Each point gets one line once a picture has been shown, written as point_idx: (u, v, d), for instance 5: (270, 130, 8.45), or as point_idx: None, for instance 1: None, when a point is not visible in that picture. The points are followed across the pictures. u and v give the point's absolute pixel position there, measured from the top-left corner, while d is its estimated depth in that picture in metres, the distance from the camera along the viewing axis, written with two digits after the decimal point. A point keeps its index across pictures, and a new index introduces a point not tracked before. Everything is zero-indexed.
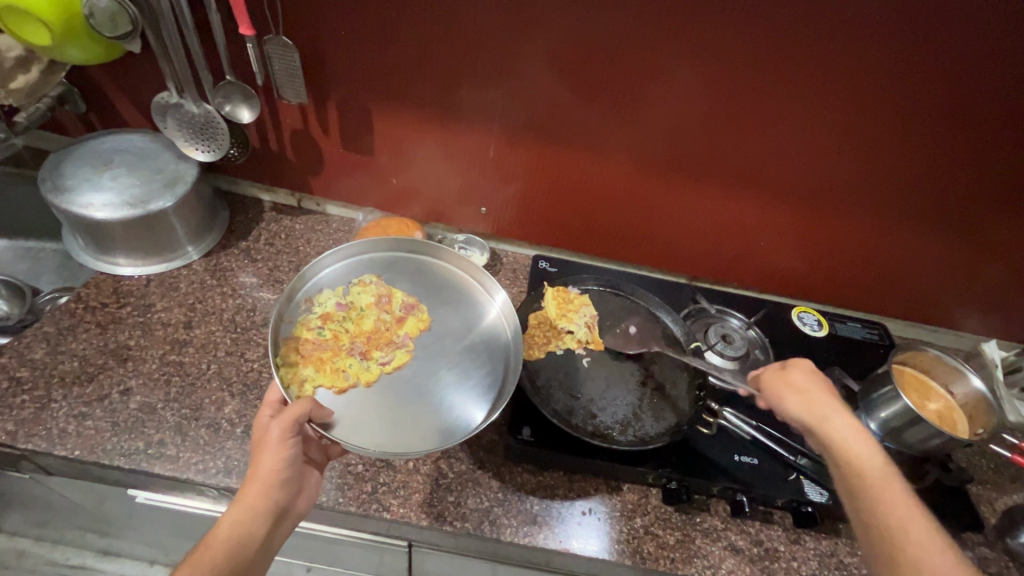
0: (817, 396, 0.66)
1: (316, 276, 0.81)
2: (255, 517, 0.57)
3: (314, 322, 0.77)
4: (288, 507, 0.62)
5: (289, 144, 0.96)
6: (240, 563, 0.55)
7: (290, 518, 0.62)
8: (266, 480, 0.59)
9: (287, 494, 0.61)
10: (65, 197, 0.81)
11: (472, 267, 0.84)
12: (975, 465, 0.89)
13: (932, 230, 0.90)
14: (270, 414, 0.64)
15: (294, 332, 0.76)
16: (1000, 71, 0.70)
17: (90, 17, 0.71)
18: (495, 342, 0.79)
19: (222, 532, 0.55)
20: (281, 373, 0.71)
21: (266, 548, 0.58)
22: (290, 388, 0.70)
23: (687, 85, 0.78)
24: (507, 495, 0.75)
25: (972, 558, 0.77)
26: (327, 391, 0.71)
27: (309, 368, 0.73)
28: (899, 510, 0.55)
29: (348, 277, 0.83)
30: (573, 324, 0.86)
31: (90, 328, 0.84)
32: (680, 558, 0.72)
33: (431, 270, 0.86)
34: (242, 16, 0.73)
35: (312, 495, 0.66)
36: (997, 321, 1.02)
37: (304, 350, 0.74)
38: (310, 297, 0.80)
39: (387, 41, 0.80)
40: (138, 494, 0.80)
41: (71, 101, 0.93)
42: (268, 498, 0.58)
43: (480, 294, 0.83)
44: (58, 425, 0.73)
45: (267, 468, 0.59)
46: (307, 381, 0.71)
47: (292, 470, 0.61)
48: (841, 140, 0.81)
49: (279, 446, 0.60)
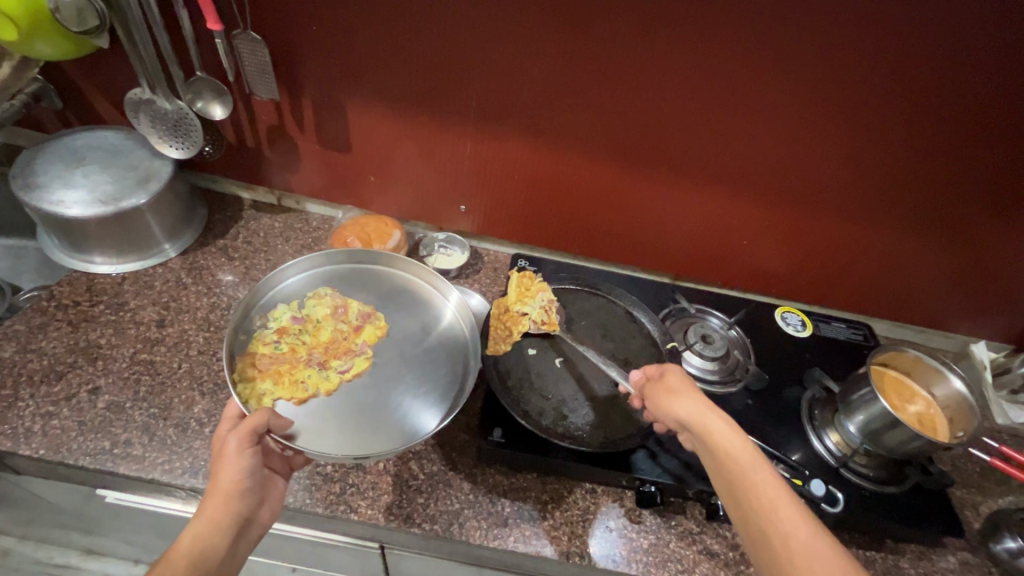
0: (690, 398, 0.63)
1: (278, 287, 0.82)
2: (216, 530, 0.55)
3: (269, 337, 0.77)
4: (251, 517, 0.60)
5: (266, 141, 0.95)
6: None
7: (255, 529, 0.61)
8: (226, 492, 0.57)
9: (249, 505, 0.59)
10: (37, 193, 0.81)
11: (427, 272, 0.85)
12: (959, 468, 0.87)
13: (910, 228, 0.89)
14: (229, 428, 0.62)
15: (250, 348, 0.75)
16: (979, 67, 0.69)
17: (55, 12, 0.69)
18: (455, 342, 0.80)
19: (182, 549, 0.53)
20: (238, 390, 0.70)
21: (232, 559, 0.57)
22: (248, 403, 0.68)
23: (653, 79, 0.77)
24: (478, 497, 0.74)
25: (953, 563, 0.76)
26: (287, 403, 0.70)
27: (267, 383, 0.71)
28: (771, 491, 0.54)
29: (305, 290, 0.83)
30: (528, 306, 0.84)
31: (62, 326, 0.83)
32: (653, 562, 0.71)
33: (387, 280, 0.86)
34: (209, 10, 0.72)
35: (277, 505, 0.64)
36: (986, 322, 1.00)
37: (261, 364, 0.73)
38: (265, 313, 0.79)
39: (358, 36, 0.79)
40: (108, 493, 0.79)
41: (47, 98, 0.92)
42: (229, 511, 0.57)
43: (435, 297, 0.84)
44: (23, 424, 0.73)
45: (228, 480, 0.58)
46: (265, 395, 0.70)
47: (253, 480, 0.60)
48: (811, 136, 0.80)
49: (237, 457, 0.59)
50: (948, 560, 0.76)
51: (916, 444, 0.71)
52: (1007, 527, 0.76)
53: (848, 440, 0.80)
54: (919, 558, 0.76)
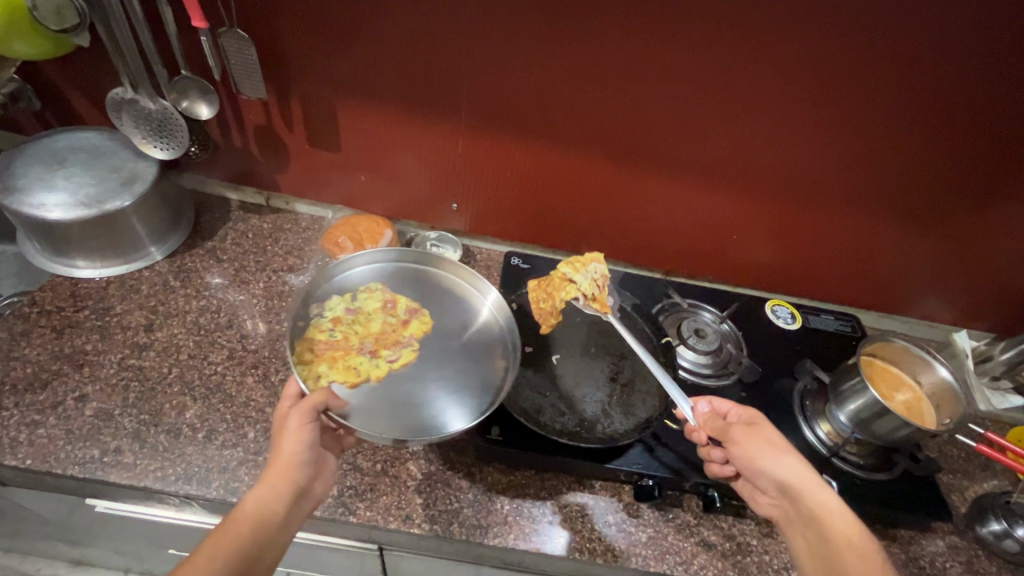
0: (790, 460, 0.65)
1: (342, 275, 0.83)
2: (276, 498, 0.56)
3: (325, 325, 0.77)
4: (308, 491, 0.60)
5: (253, 141, 0.94)
6: (262, 542, 0.54)
7: (308, 502, 0.61)
8: (287, 463, 0.58)
9: (307, 478, 0.59)
10: (16, 197, 0.78)
11: (467, 271, 0.85)
12: (945, 454, 0.89)
13: (902, 221, 0.91)
14: (290, 405, 0.61)
15: (308, 334, 0.76)
16: (971, 63, 0.70)
17: (33, 10, 0.68)
18: (491, 337, 0.79)
19: (248, 511, 0.55)
20: (298, 370, 0.71)
21: (286, 528, 0.57)
22: (307, 382, 0.70)
23: (648, 75, 0.77)
24: (477, 496, 0.74)
25: (941, 547, 0.78)
26: (340, 386, 0.71)
27: (324, 365, 0.73)
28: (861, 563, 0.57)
29: (360, 284, 0.83)
30: (580, 275, 0.87)
31: (46, 332, 0.81)
32: (652, 555, 0.72)
33: (431, 279, 0.86)
34: (193, 7, 0.71)
35: (329, 480, 0.64)
36: (969, 311, 1.03)
37: (317, 349, 0.74)
38: (321, 302, 0.80)
39: (347, 33, 0.78)
40: (98, 503, 0.77)
41: (25, 98, 0.90)
42: (287, 480, 0.57)
43: (475, 295, 0.84)
44: (8, 435, 0.71)
45: (288, 451, 0.58)
46: (322, 377, 0.71)
47: (313, 454, 0.60)
48: (805, 131, 0.81)
49: (298, 432, 0.59)
50: (937, 543, 0.78)
51: (904, 432, 0.73)
52: (992, 510, 0.79)
53: (839, 430, 0.81)
54: (910, 542, 0.78)
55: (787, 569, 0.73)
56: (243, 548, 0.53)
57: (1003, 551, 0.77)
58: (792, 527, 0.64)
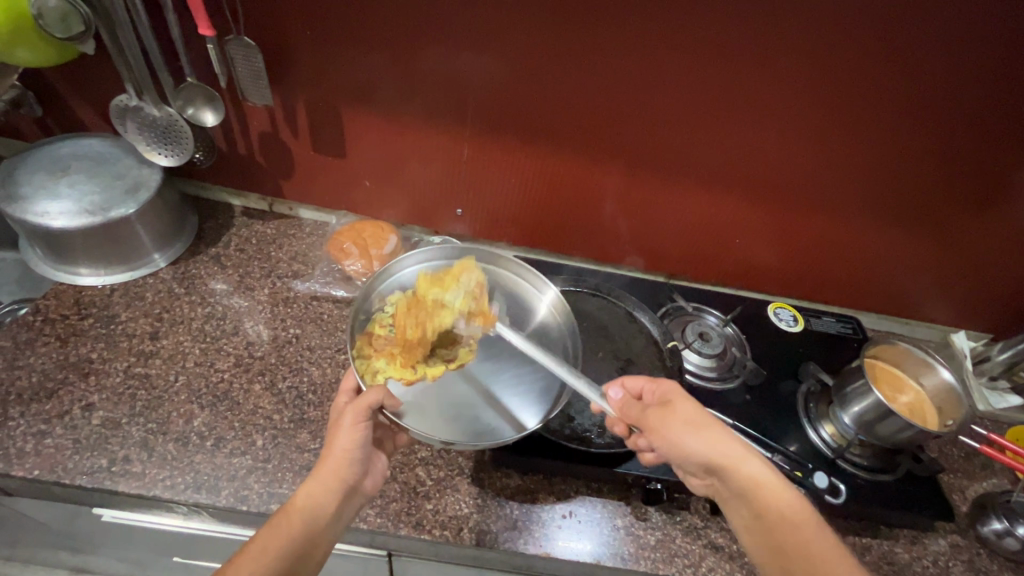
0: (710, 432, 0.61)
1: (403, 271, 0.83)
2: (327, 494, 0.58)
3: (386, 320, 0.77)
4: (358, 486, 0.62)
5: (257, 148, 0.94)
6: (312, 536, 0.56)
7: (358, 497, 0.63)
8: (338, 459, 0.59)
9: (357, 476, 0.61)
10: (21, 205, 0.78)
11: (528, 272, 0.85)
12: (945, 454, 0.91)
13: (903, 224, 0.92)
14: (347, 401, 0.67)
15: (369, 328, 0.76)
16: (973, 70, 0.71)
17: (39, 18, 0.67)
18: (550, 336, 0.80)
19: (299, 504, 0.57)
20: (357, 365, 0.71)
21: (336, 523, 0.58)
22: (364, 379, 0.70)
23: (653, 80, 0.78)
24: (486, 501, 0.75)
25: (943, 546, 0.79)
26: (397, 383, 0.71)
27: (381, 361, 0.73)
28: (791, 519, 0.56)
29: (420, 280, 0.83)
30: (451, 294, 0.79)
31: (50, 341, 0.81)
32: (661, 558, 0.73)
33: (493, 278, 0.85)
34: (201, 15, 0.70)
35: (378, 475, 0.67)
36: (967, 313, 1.05)
37: (377, 344, 0.74)
38: (384, 296, 0.80)
39: (353, 41, 0.78)
40: (104, 512, 0.77)
41: (26, 104, 0.88)
42: (338, 477, 0.59)
43: (533, 295, 0.84)
44: (15, 445, 0.70)
45: (341, 448, 0.60)
46: (379, 373, 0.71)
47: (364, 452, 0.61)
48: (807, 136, 0.82)
49: (352, 429, 0.60)
50: (940, 543, 0.79)
51: (906, 435, 0.74)
52: (993, 509, 0.80)
53: (843, 432, 0.82)
54: (912, 542, 0.79)
55: None
56: (295, 539, 0.55)
57: (1004, 549, 0.78)
58: (728, 501, 0.61)
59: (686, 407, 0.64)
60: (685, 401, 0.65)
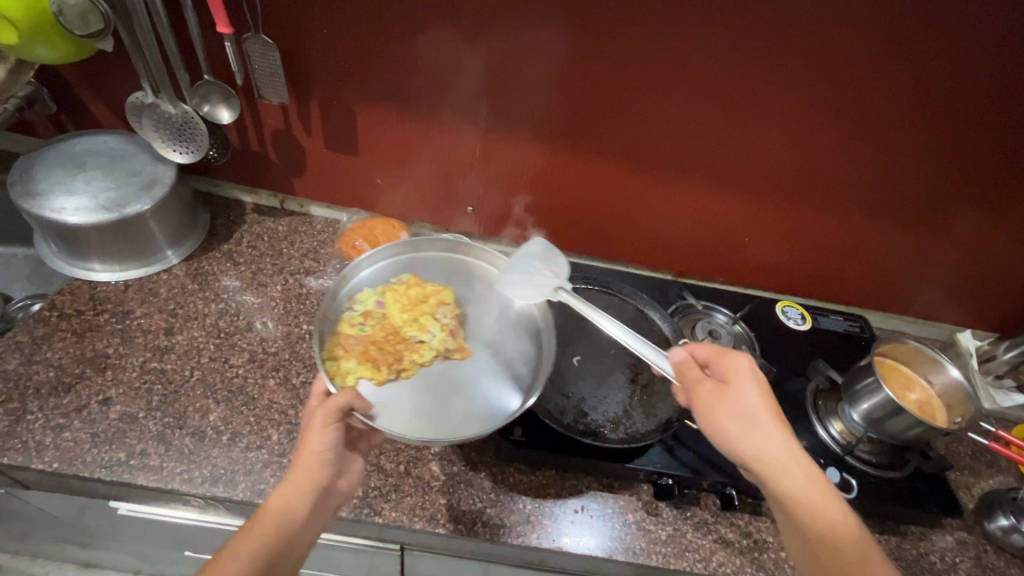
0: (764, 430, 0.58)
1: (371, 268, 0.85)
2: (298, 497, 0.57)
3: (355, 319, 0.78)
4: (331, 488, 0.61)
5: (270, 145, 0.95)
6: (284, 541, 0.55)
7: (335, 499, 0.61)
8: (310, 461, 0.58)
9: (331, 476, 0.60)
10: (37, 200, 0.79)
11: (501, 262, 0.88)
12: (952, 452, 0.92)
13: (912, 223, 0.92)
14: (317, 404, 0.63)
15: (338, 329, 0.77)
16: (986, 69, 0.72)
17: (58, 15, 0.67)
18: (525, 326, 0.82)
19: (270, 509, 0.56)
20: (324, 366, 0.72)
21: (310, 525, 0.58)
22: (335, 380, 0.71)
23: (666, 79, 0.78)
24: (499, 496, 0.75)
25: (950, 542, 0.80)
26: (369, 383, 0.72)
27: (351, 361, 0.73)
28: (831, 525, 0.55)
29: (387, 277, 0.85)
30: (427, 333, 0.78)
31: (66, 336, 0.82)
32: (672, 553, 0.73)
33: (464, 268, 0.88)
34: (220, 13, 0.71)
35: (355, 478, 0.65)
36: (973, 312, 1.05)
37: (347, 345, 0.75)
38: (352, 296, 0.82)
39: (368, 38, 0.79)
40: (120, 506, 0.78)
41: (40, 102, 0.89)
42: (310, 478, 0.57)
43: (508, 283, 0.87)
44: (34, 438, 0.71)
45: (312, 451, 0.59)
46: (350, 373, 0.72)
47: (337, 453, 0.60)
48: (817, 136, 0.82)
49: (322, 430, 0.59)
50: (947, 539, 0.80)
51: (915, 432, 0.75)
52: (1000, 506, 0.81)
53: (851, 428, 0.83)
54: (920, 538, 0.80)
55: None
56: (266, 541, 0.55)
57: (1010, 546, 0.79)
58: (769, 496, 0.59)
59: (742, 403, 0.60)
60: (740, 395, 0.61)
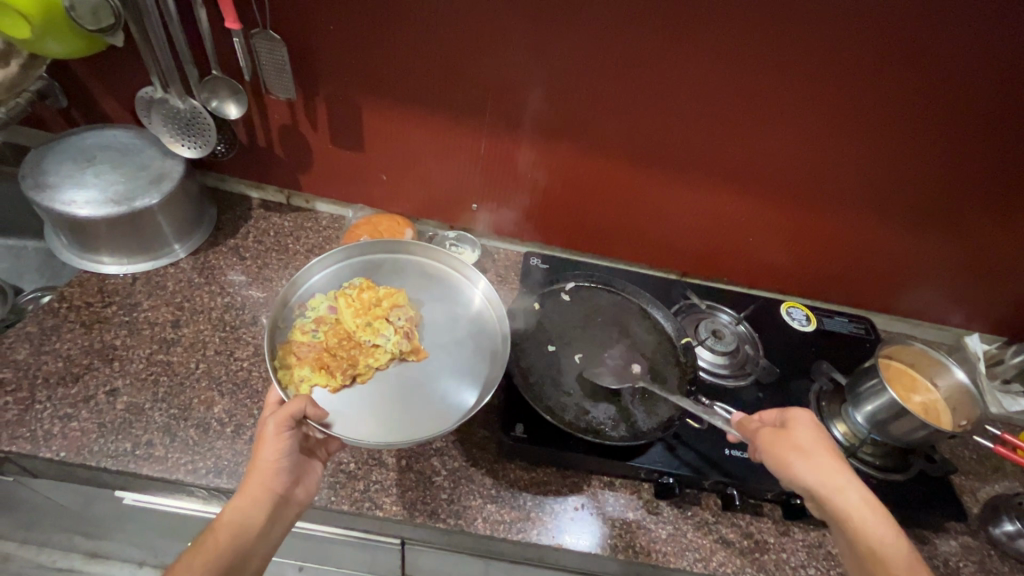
0: (819, 461, 0.61)
1: (324, 272, 0.84)
2: (254, 506, 0.59)
3: (308, 326, 0.77)
4: (287, 497, 0.63)
5: (277, 141, 0.95)
6: (241, 551, 0.57)
7: (292, 507, 0.63)
8: (264, 471, 0.61)
9: (287, 484, 0.62)
10: (47, 193, 0.80)
11: (457, 262, 0.87)
12: (957, 456, 0.91)
13: (916, 225, 0.92)
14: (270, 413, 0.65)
15: (290, 337, 0.76)
16: (995, 70, 0.71)
17: (70, 10, 0.68)
18: (481, 326, 0.82)
19: (225, 521, 0.57)
20: (278, 376, 0.72)
21: (268, 534, 0.59)
22: (287, 390, 0.71)
23: (669, 78, 0.78)
24: (500, 492, 0.76)
25: (954, 546, 0.79)
26: (324, 390, 0.72)
27: (306, 368, 0.73)
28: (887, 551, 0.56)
29: (339, 281, 0.84)
30: (381, 337, 0.77)
31: (75, 327, 0.83)
32: (672, 552, 0.73)
33: (420, 269, 0.87)
34: (228, 9, 0.72)
35: (313, 486, 0.66)
36: (981, 315, 1.04)
37: (299, 352, 0.74)
38: (304, 302, 0.80)
39: (374, 35, 0.79)
40: (126, 495, 0.79)
41: (52, 95, 0.91)
42: (264, 486, 0.60)
43: (462, 284, 0.86)
44: (42, 427, 0.72)
45: (266, 459, 0.61)
46: (304, 381, 0.72)
47: (291, 460, 0.63)
48: (820, 137, 0.82)
49: (275, 439, 0.62)
50: (951, 543, 0.80)
51: (921, 434, 0.74)
52: (1005, 511, 0.80)
53: (855, 430, 0.82)
54: (924, 542, 0.79)
55: (805, 567, 0.75)
56: (223, 554, 0.56)
57: (1015, 551, 0.78)
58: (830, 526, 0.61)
59: (803, 434, 0.63)
60: (799, 430, 0.64)
